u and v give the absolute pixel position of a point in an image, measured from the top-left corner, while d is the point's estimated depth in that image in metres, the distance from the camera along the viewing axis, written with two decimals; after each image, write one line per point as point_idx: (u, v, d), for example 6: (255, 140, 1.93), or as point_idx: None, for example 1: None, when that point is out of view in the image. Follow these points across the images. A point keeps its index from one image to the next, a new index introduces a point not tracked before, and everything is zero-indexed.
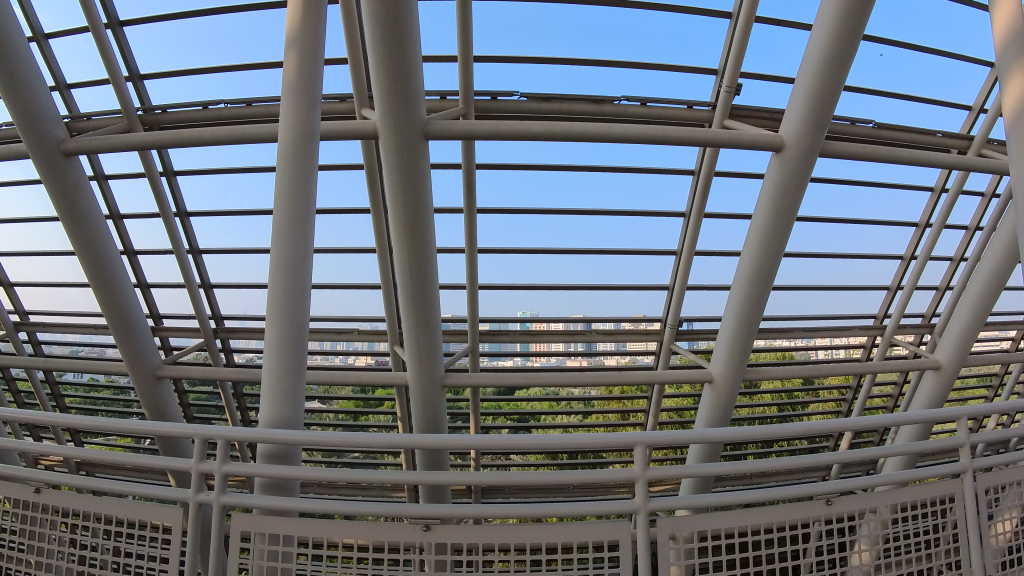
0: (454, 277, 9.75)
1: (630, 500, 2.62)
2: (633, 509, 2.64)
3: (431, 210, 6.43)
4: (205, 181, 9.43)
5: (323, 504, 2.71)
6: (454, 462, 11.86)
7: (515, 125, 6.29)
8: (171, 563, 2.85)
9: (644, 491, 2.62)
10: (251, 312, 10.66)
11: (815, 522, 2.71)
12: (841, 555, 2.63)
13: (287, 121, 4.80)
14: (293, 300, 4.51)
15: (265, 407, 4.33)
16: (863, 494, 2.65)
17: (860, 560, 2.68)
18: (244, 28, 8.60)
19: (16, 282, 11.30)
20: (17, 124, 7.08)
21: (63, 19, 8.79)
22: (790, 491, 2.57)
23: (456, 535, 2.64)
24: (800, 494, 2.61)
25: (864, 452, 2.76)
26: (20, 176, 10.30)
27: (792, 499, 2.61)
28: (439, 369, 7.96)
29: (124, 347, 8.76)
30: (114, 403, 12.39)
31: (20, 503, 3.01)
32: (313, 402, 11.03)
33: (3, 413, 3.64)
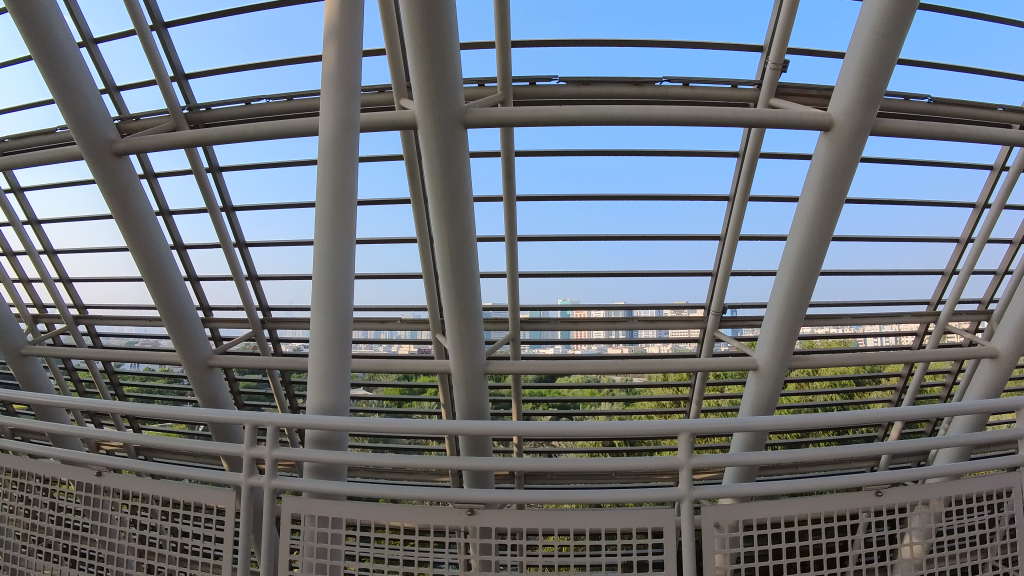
0: (496, 265, 9.78)
1: (673, 488, 2.59)
2: (678, 497, 2.61)
3: (471, 199, 6.44)
4: (251, 177, 9.64)
5: (369, 488, 2.75)
6: (498, 448, 11.93)
7: (555, 109, 6.22)
8: (226, 541, 2.93)
9: (689, 480, 2.58)
10: (297, 302, 10.81)
11: (864, 513, 2.63)
12: (890, 546, 2.55)
13: (327, 111, 4.86)
14: (337, 291, 4.56)
15: (312, 395, 4.41)
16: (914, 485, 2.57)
17: (911, 554, 2.59)
18: (285, 22, 8.70)
19: (74, 277, 11.78)
20: (69, 126, 7.32)
21: (110, 24, 9.07)
22: (840, 481, 2.49)
23: (499, 519, 2.65)
24: (850, 484, 2.53)
25: (914, 442, 2.67)
26: (75, 177, 10.66)
27: (839, 490, 2.53)
28: (481, 357, 8.02)
29: (176, 338, 9.04)
30: (169, 391, 12.78)
31: (84, 486, 3.17)
32: (359, 389, 11.21)
33: (63, 400, 3.80)
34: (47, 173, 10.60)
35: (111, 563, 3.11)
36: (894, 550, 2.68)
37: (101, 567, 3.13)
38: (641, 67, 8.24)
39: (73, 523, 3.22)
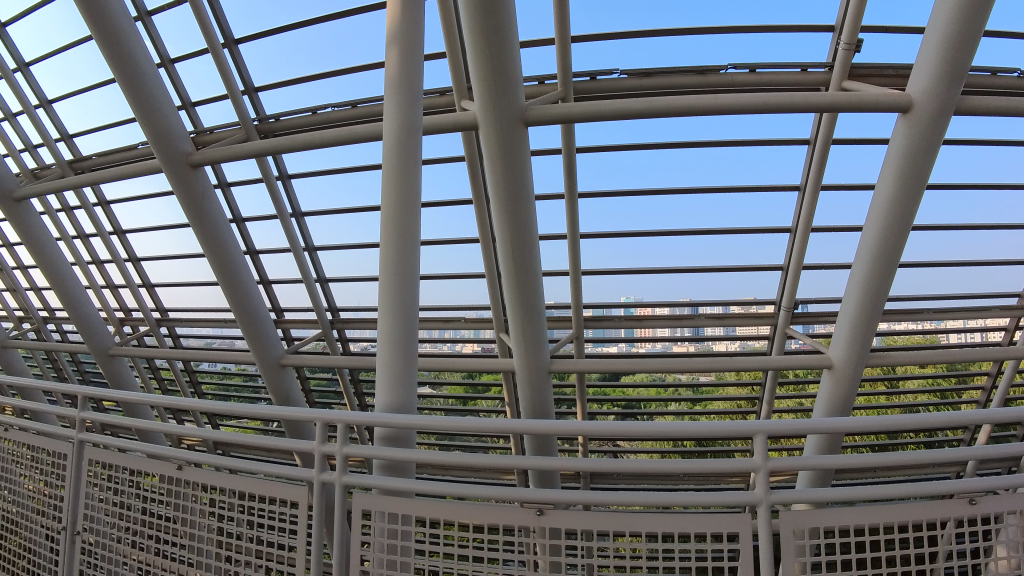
0: (558, 263, 9.75)
1: (749, 491, 2.48)
2: (754, 502, 2.50)
3: (533, 197, 6.43)
4: (319, 183, 9.91)
5: (436, 486, 2.79)
6: (563, 447, 11.91)
7: (616, 103, 6.13)
8: (299, 536, 3.01)
9: (765, 483, 2.48)
10: (364, 303, 11.03)
11: (951, 522, 2.47)
12: (979, 558, 2.39)
13: (390, 116, 4.95)
14: (403, 292, 4.63)
15: (380, 393, 4.48)
16: (1009, 494, 2.39)
17: (1001, 566, 2.42)
18: (345, 30, 8.82)
19: (157, 282, 12.40)
20: (149, 140, 7.72)
21: (184, 44, 9.51)
22: (926, 488, 2.35)
23: (568, 521, 2.61)
24: (937, 491, 2.38)
25: (1006, 447, 2.49)
26: (154, 189, 11.21)
27: (923, 496, 2.39)
28: (544, 355, 8.02)
29: (250, 339, 9.40)
30: (245, 389, 13.24)
31: (168, 478, 3.35)
32: (424, 387, 11.38)
33: (147, 398, 3.99)
34: (134, 186, 11.27)
35: (194, 552, 3.25)
36: (985, 563, 2.51)
37: (184, 556, 3.28)
38: (704, 55, 7.93)
39: (159, 512, 3.39)
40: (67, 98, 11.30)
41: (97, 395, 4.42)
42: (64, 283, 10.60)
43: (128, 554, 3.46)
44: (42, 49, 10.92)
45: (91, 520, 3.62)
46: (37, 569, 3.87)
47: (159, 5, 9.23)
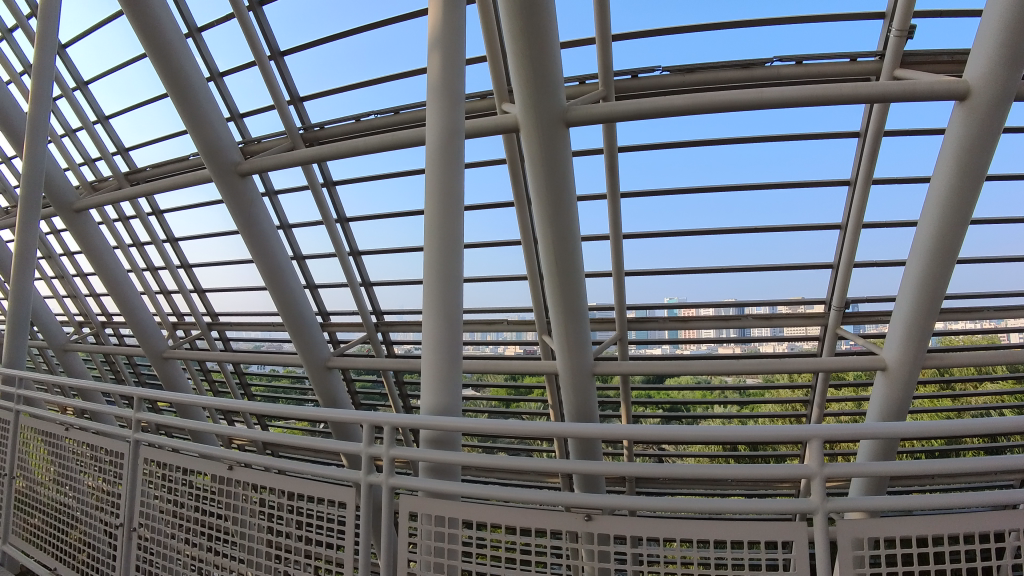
0: (600, 264, 9.70)
1: (802, 499, 2.37)
2: (810, 510, 2.38)
3: (575, 198, 6.40)
4: (362, 189, 10.06)
5: (481, 489, 2.79)
6: (607, 451, 11.84)
7: (659, 100, 6.08)
8: (347, 537, 3.04)
9: (822, 489, 2.35)
10: (407, 306, 11.12)
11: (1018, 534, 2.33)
12: None
13: (433, 120, 5.00)
14: (446, 295, 4.66)
15: (426, 395, 4.51)
16: None
17: None
18: (387, 39, 8.96)
19: (208, 288, 12.76)
20: (201, 151, 7.98)
21: (234, 57, 9.81)
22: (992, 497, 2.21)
23: (616, 527, 2.57)
24: (1005, 502, 2.24)
25: None
26: (206, 198, 11.56)
27: (989, 506, 2.26)
28: (588, 357, 7.96)
29: (297, 342, 9.58)
30: (292, 391, 13.42)
31: (221, 477, 3.43)
32: (468, 389, 11.44)
33: (199, 398, 4.09)
34: (186, 195, 11.63)
35: (244, 550, 3.33)
36: None
37: (235, 554, 3.36)
38: (747, 47, 7.71)
39: (210, 510, 3.50)
40: (123, 113, 11.75)
41: (151, 396, 4.56)
42: (122, 289, 11.00)
43: (181, 550, 3.56)
44: (99, 67, 11.36)
45: (147, 516, 3.77)
46: (95, 565, 4.02)
47: (208, 22, 9.55)
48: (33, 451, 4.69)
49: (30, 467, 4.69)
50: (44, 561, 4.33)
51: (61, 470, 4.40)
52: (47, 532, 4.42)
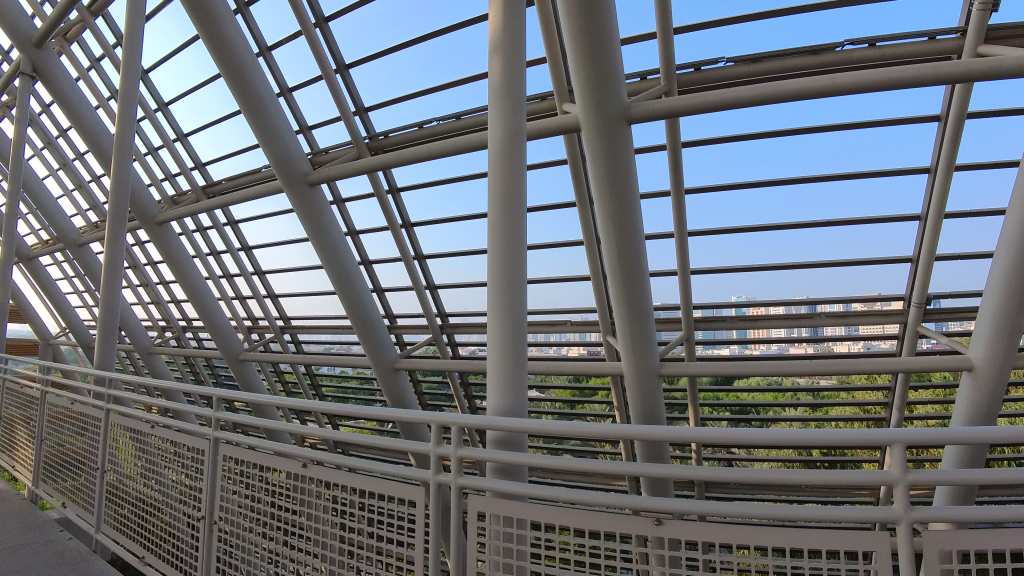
0: (665, 263, 9.56)
1: (884, 507, 2.16)
2: (894, 520, 2.16)
3: (638, 197, 6.34)
4: (426, 195, 10.24)
5: (550, 491, 2.77)
6: (675, 453, 11.66)
7: (725, 93, 5.94)
8: (418, 536, 3.07)
9: (906, 498, 2.14)
10: (471, 308, 11.14)
11: None
12: None
13: (495, 124, 5.04)
14: (510, 297, 4.68)
15: (491, 396, 4.54)
16: None
17: None
18: (447, 47, 9.06)
19: (281, 293, 13.23)
20: (273, 164, 8.31)
21: (301, 73, 10.14)
22: None
23: (687, 532, 2.47)
24: None
25: None
26: (277, 208, 11.99)
27: None
28: (653, 358, 7.85)
29: (365, 344, 9.82)
30: (361, 392, 13.70)
31: (297, 474, 3.54)
32: (532, 390, 11.47)
33: (272, 398, 4.23)
34: (260, 206, 12.10)
35: (318, 545, 3.42)
36: None
37: (309, 549, 3.46)
38: (815, 32, 7.42)
39: (285, 506, 3.61)
40: (200, 131, 12.35)
41: (228, 397, 4.74)
42: (200, 295, 11.53)
43: (259, 544, 3.69)
44: (178, 89, 11.98)
45: (227, 510, 3.93)
46: (179, 556, 4.21)
47: (278, 40, 9.96)
48: (121, 448, 4.96)
49: (119, 462, 4.96)
50: (133, 550, 4.57)
51: (147, 465, 4.63)
52: (134, 523, 4.66)
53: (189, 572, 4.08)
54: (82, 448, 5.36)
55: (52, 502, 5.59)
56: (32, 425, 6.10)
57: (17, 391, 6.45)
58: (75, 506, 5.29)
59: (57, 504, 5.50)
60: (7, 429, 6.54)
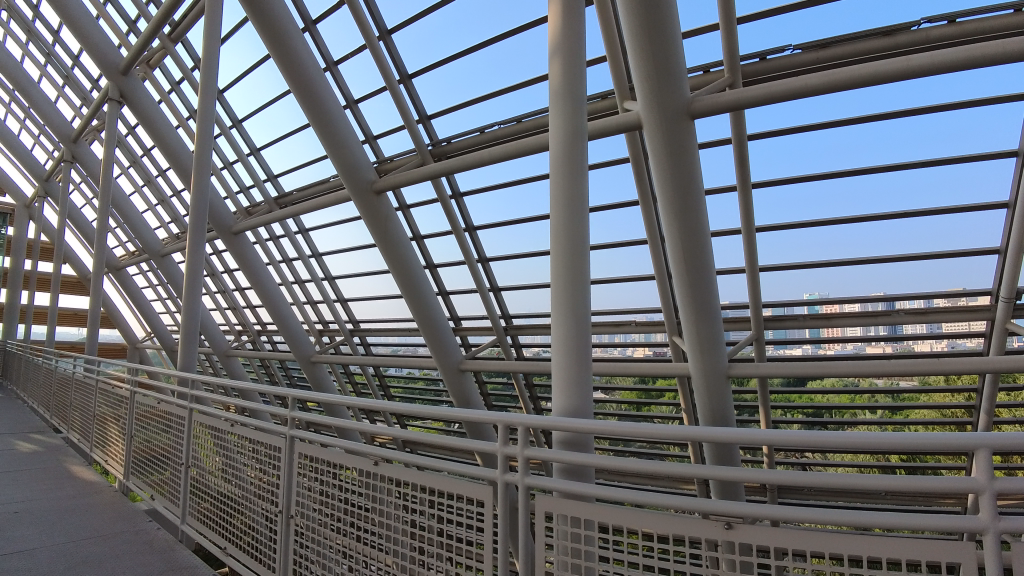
0: (732, 261, 9.36)
1: (969, 517, 1.94)
2: (981, 531, 1.93)
3: (703, 193, 6.21)
4: (489, 199, 10.38)
5: (619, 492, 2.69)
6: (746, 457, 11.35)
7: (793, 81, 5.75)
8: (486, 534, 3.06)
9: (993, 508, 1.91)
10: (535, 309, 11.10)
11: None
12: None
13: (557, 124, 5.04)
14: (574, 297, 4.65)
15: (556, 397, 4.54)
16: None
17: None
18: (507, 51, 9.15)
19: (350, 297, 13.60)
20: (341, 173, 8.57)
21: (365, 85, 10.42)
22: None
23: (762, 537, 2.31)
24: None
25: None
26: (344, 215, 12.36)
27: None
28: (722, 358, 7.67)
29: (432, 346, 9.97)
30: (427, 393, 13.88)
31: (368, 471, 3.61)
32: (597, 392, 11.41)
33: (341, 398, 4.33)
34: (329, 214, 12.50)
35: (389, 540, 3.48)
36: None
37: (379, 543, 3.53)
38: (895, 12, 7.10)
39: (356, 502, 3.69)
40: (271, 144, 12.85)
41: (302, 397, 4.89)
42: (274, 300, 12.01)
43: (333, 537, 3.79)
44: (251, 105, 12.52)
45: (303, 506, 4.06)
46: (258, 547, 4.38)
47: (343, 55, 10.28)
48: (203, 445, 5.19)
49: (200, 458, 5.18)
50: (216, 541, 4.79)
51: (227, 462, 4.84)
52: (216, 517, 4.86)
53: (268, 564, 4.23)
54: (167, 444, 5.65)
55: (142, 494, 5.90)
56: (122, 423, 6.46)
57: (108, 391, 6.85)
58: (162, 498, 5.57)
59: (146, 496, 5.80)
60: (100, 427, 6.95)
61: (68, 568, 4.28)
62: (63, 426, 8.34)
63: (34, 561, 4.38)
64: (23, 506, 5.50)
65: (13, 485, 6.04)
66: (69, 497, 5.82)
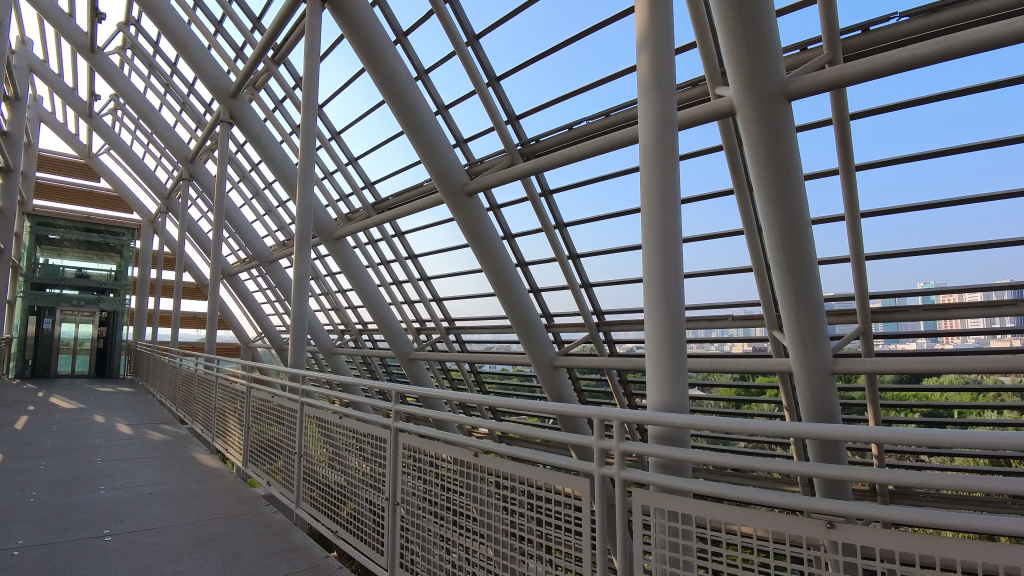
0: (835, 250, 8.95)
1: None
2: None
3: (803, 179, 5.99)
4: (580, 194, 10.43)
5: (717, 488, 2.51)
6: (855, 457, 10.80)
7: (900, 52, 5.39)
8: (582, 530, 3.01)
9: None
10: (627, 305, 10.98)
11: None
12: None
13: (646, 116, 4.85)
14: (668, 294, 4.43)
15: (651, 393, 4.40)
16: None
17: None
18: (594, 46, 9.15)
19: (445, 296, 13.96)
20: (434, 178, 8.86)
21: (455, 90, 10.69)
22: None
23: (865, 538, 2.05)
24: None
25: None
26: (438, 218, 12.78)
27: None
28: (827, 353, 7.34)
29: (525, 343, 10.10)
30: (522, 389, 13.98)
31: (468, 463, 3.70)
32: (694, 389, 11.18)
33: (439, 392, 4.43)
34: (424, 216, 12.95)
35: (485, 527, 3.56)
36: None
37: (477, 530, 3.62)
38: None
39: (456, 493, 3.78)
40: (368, 153, 13.42)
41: (402, 391, 5.05)
42: (374, 300, 12.67)
43: (433, 527, 3.89)
44: (349, 117, 13.13)
45: (407, 494, 4.20)
46: (365, 532, 4.59)
47: (433, 63, 10.61)
48: (311, 436, 5.48)
49: (309, 448, 5.48)
50: (327, 525, 5.06)
51: (334, 453, 5.09)
52: (326, 502, 5.13)
53: (375, 548, 4.42)
54: (280, 435, 6.00)
55: (259, 480, 6.30)
56: (240, 415, 6.92)
57: (227, 386, 7.35)
58: (277, 484, 5.91)
59: (263, 482, 6.20)
60: (221, 419, 7.47)
61: (195, 544, 4.63)
62: (188, 418, 9.04)
63: (166, 537, 4.78)
64: (156, 488, 6.00)
65: (149, 469, 6.61)
66: (195, 481, 6.31)
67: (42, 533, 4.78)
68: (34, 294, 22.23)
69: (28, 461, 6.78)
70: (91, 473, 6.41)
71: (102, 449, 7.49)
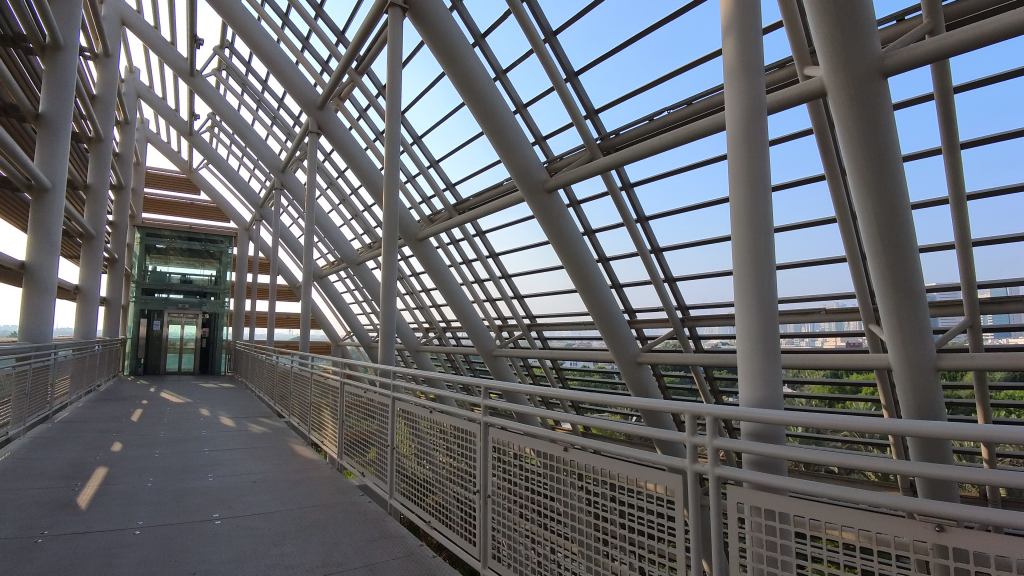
0: (938, 236, 8.45)
1: None
2: None
3: (902, 160, 5.68)
4: (662, 186, 10.27)
5: (814, 484, 2.35)
6: (960, 457, 10.18)
7: (1011, 17, 5.04)
8: (672, 524, 2.94)
9: None
10: (712, 300, 10.75)
11: None
12: None
13: (733, 102, 4.72)
14: (762, 280, 4.30)
15: (743, 388, 4.26)
16: None
17: None
18: (674, 35, 9.00)
19: (525, 294, 14.07)
20: (514, 177, 8.94)
21: (533, 87, 10.77)
22: None
23: (979, 543, 1.85)
24: None
25: None
26: (518, 217, 12.88)
27: None
28: (930, 348, 6.91)
29: (607, 339, 10.04)
30: (604, 385, 13.92)
31: (552, 458, 3.67)
32: (784, 385, 10.83)
33: (524, 387, 4.43)
34: (504, 215, 13.09)
35: (570, 522, 3.53)
36: None
37: (562, 526, 3.59)
38: None
39: (541, 487, 3.76)
40: (450, 155, 13.71)
41: (487, 385, 5.09)
42: (456, 297, 13.01)
43: (519, 522, 3.90)
44: (430, 120, 13.45)
45: (494, 485, 4.25)
46: (455, 521, 4.66)
47: (511, 62, 10.71)
48: (401, 429, 5.61)
49: (400, 443, 5.61)
50: (418, 515, 5.18)
51: (423, 446, 5.20)
52: (415, 494, 5.26)
53: (466, 538, 4.49)
54: (372, 428, 6.18)
55: (354, 471, 6.52)
56: (334, 410, 7.18)
57: (321, 383, 7.65)
58: (370, 474, 6.10)
59: (357, 473, 6.41)
60: (316, 413, 7.79)
61: (296, 530, 4.84)
62: (285, 412, 9.46)
63: (270, 522, 5.02)
64: (259, 476, 6.32)
65: (252, 459, 6.97)
66: (294, 470, 6.60)
67: (161, 514, 5.12)
68: (145, 299, 23.92)
69: (144, 449, 7.29)
70: (200, 461, 6.82)
71: (209, 440, 7.98)
